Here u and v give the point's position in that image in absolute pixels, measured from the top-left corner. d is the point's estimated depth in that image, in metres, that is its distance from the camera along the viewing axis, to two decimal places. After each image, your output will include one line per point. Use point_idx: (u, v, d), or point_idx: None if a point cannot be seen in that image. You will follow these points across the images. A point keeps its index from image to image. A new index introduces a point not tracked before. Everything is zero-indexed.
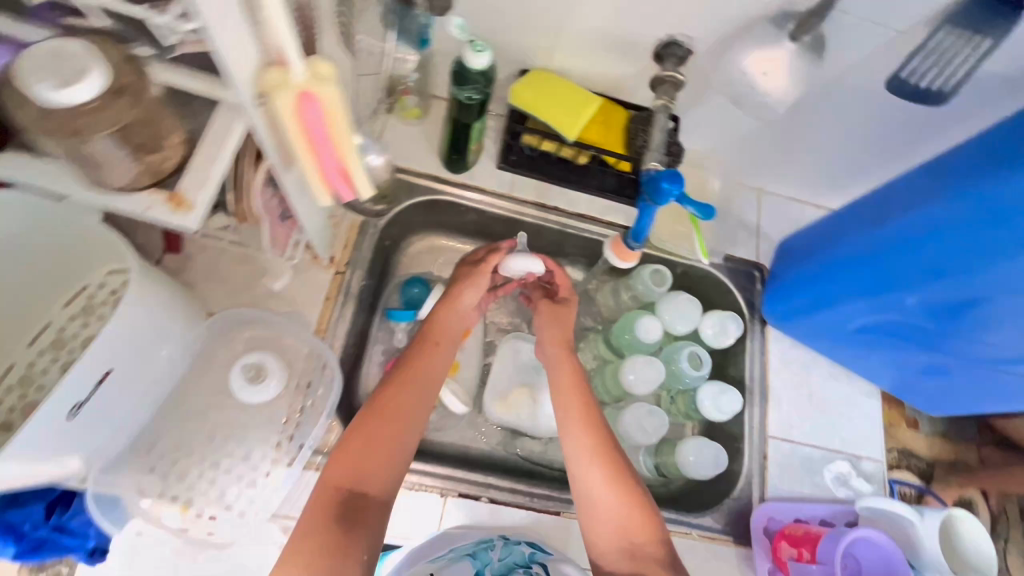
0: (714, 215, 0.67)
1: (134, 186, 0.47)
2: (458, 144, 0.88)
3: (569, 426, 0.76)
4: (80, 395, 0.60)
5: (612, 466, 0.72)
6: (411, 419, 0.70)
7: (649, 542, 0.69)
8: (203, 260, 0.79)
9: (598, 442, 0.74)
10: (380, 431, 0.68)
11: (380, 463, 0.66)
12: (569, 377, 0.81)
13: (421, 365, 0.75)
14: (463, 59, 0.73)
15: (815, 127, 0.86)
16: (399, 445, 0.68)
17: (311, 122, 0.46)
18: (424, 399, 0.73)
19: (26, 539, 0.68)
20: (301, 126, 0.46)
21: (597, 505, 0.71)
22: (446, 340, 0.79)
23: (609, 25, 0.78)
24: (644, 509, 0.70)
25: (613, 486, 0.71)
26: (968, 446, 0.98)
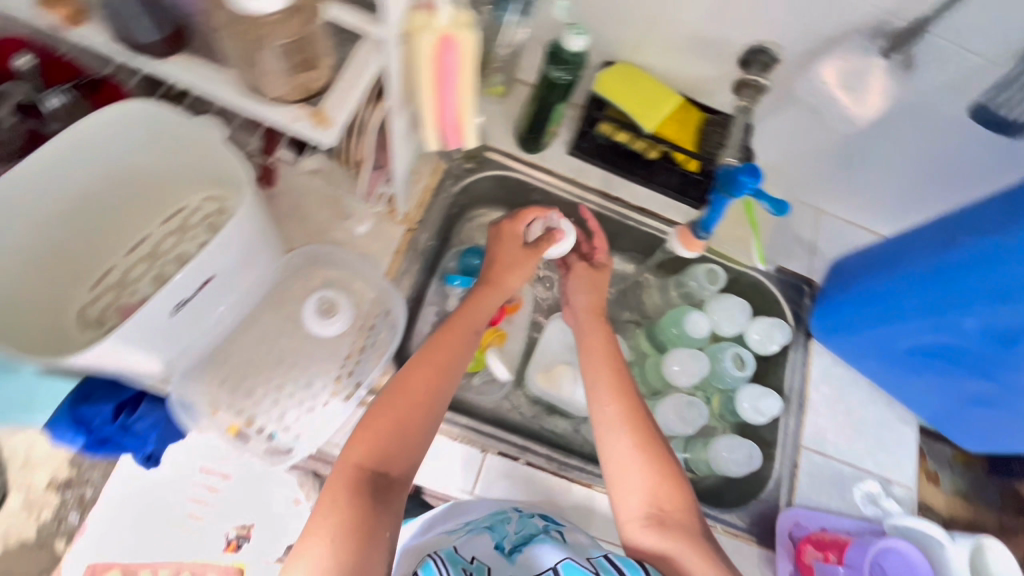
0: (787, 213, 0.70)
1: (285, 99, 0.49)
2: (537, 124, 0.92)
3: (598, 394, 0.79)
4: (187, 293, 0.64)
5: (640, 446, 0.74)
6: (436, 398, 0.71)
7: (678, 509, 0.71)
8: (291, 198, 0.85)
9: (630, 412, 0.76)
10: (405, 415, 0.69)
11: (404, 443, 0.68)
12: (600, 347, 0.84)
13: (449, 348, 0.75)
14: (560, 40, 0.78)
15: (887, 150, 0.88)
16: (422, 428, 0.69)
17: (445, 65, 0.50)
18: (450, 382, 0.73)
19: (95, 435, 0.80)
20: (435, 68, 0.51)
21: (627, 479, 0.73)
22: (474, 325, 0.78)
23: (702, 28, 0.81)
24: (672, 478, 0.72)
25: (642, 454, 0.73)
26: (987, 509, 0.97)
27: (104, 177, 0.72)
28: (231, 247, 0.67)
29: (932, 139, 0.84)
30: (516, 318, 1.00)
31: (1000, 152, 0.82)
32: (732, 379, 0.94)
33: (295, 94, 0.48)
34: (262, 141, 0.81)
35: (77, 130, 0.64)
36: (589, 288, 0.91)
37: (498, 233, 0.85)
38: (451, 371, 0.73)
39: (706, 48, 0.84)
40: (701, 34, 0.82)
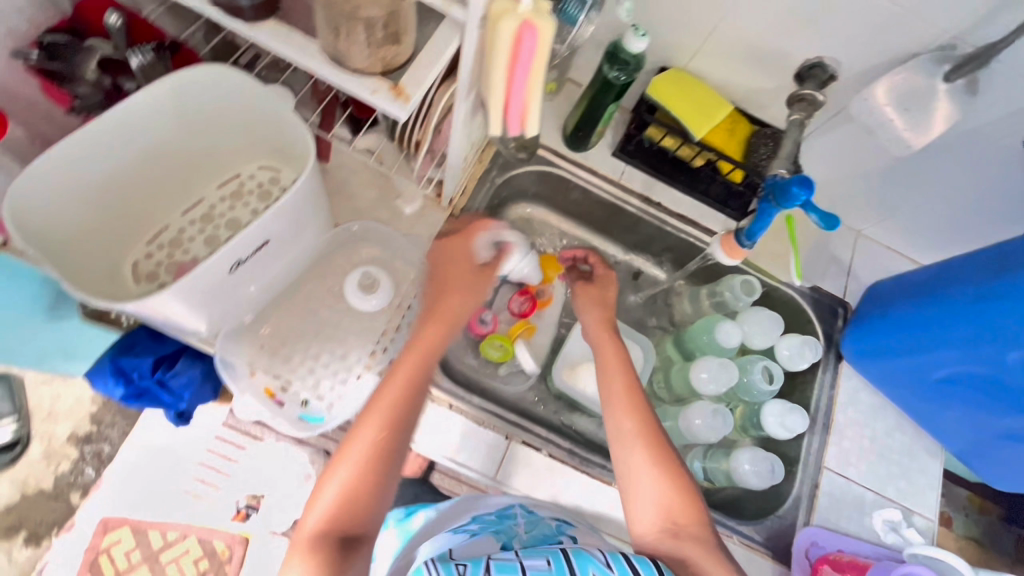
0: (836, 228, 0.70)
1: (366, 71, 0.51)
2: (587, 122, 0.93)
3: (615, 408, 0.75)
4: (243, 254, 0.67)
5: (656, 458, 0.71)
6: (389, 443, 0.64)
7: (693, 523, 0.68)
8: (343, 174, 0.87)
9: (646, 428, 0.73)
10: (358, 468, 0.62)
11: (358, 498, 0.61)
12: (615, 364, 0.80)
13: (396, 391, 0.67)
14: (622, 40, 0.79)
15: (935, 178, 0.88)
16: (378, 480, 0.63)
17: (522, 50, 0.52)
18: (404, 427, 0.65)
19: (133, 385, 0.86)
20: (512, 52, 0.52)
21: (642, 495, 0.70)
22: (429, 363, 0.69)
23: (762, 40, 0.82)
24: (686, 492, 0.70)
25: (657, 469, 0.70)
26: (998, 554, 0.97)
27: (168, 141, 0.73)
28: (287, 214, 0.68)
29: (985, 169, 0.84)
30: (546, 313, 1.02)
31: None
32: (760, 393, 0.93)
33: (376, 66, 0.50)
34: (320, 115, 0.80)
35: (156, 99, 0.66)
36: (595, 304, 0.87)
37: (438, 255, 0.76)
38: (404, 418, 0.65)
39: (764, 61, 0.85)
40: (760, 47, 0.83)
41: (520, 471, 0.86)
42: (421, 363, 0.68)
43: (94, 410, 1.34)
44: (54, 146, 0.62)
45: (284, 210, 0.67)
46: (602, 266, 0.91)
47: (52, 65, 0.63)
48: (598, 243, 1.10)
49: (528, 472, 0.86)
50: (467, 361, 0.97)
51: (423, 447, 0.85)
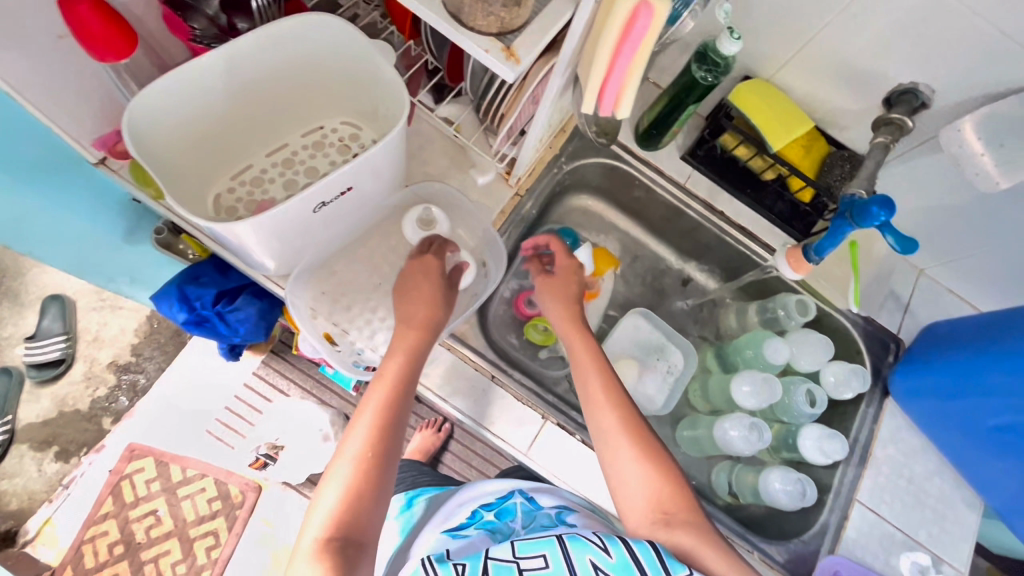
0: (913, 253, 0.68)
1: (483, 30, 0.52)
2: (663, 121, 0.94)
3: (596, 400, 0.75)
4: (328, 196, 0.69)
5: (640, 444, 0.70)
6: (378, 447, 0.63)
7: (684, 510, 0.66)
8: (417, 140, 0.89)
9: (627, 419, 0.73)
10: (351, 473, 0.61)
11: (353, 499, 0.59)
12: (588, 359, 0.79)
13: (372, 401, 0.66)
14: (715, 41, 0.79)
15: (1015, 223, 0.86)
16: (373, 483, 0.61)
17: (635, 28, 0.53)
18: (390, 432, 0.65)
19: (194, 313, 0.89)
20: (624, 30, 0.53)
21: (628, 488, 0.69)
22: (410, 372, 0.70)
23: (854, 60, 0.81)
24: (672, 478, 0.69)
25: (642, 459, 0.69)
26: None
27: (264, 83, 0.76)
28: (371, 165, 0.70)
29: None
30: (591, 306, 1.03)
31: None
32: (800, 415, 0.92)
33: (493, 26, 0.52)
34: (409, 79, 0.83)
35: (261, 40, 0.69)
36: (563, 296, 0.86)
37: (405, 276, 0.76)
38: (387, 432, 0.64)
39: (853, 81, 0.84)
40: (853, 65, 0.82)
41: (550, 452, 0.87)
42: (395, 377, 0.69)
43: (134, 341, 1.40)
44: (165, 76, 0.64)
45: (371, 161, 0.69)
46: (564, 256, 0.88)
47: None
48: (652, 244, 1.11)
49: (557, 456, 0.87)
50: (509, 340, 0.99)
51: (459, 413, 0.86)
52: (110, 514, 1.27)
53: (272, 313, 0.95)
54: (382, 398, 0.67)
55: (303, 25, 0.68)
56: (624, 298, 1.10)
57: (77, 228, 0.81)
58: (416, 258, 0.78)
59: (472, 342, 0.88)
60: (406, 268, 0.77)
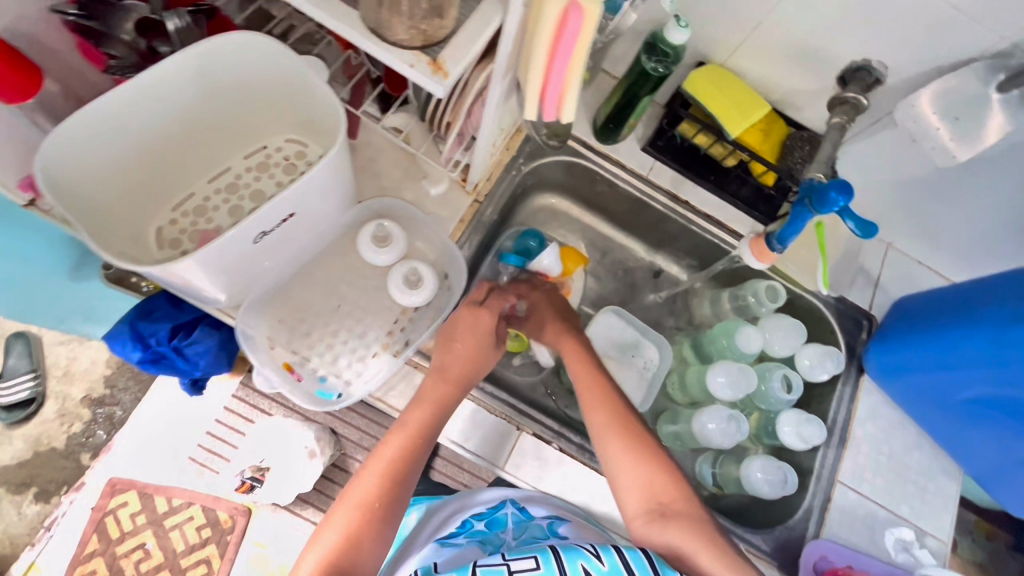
0: (873, 236, 0.67)
1: (406, 44, 0.49)
2: (619, 114, 0.91)
3: (590, 396, 0.76)
4: (268, 225, 0.66)
5: (630, 439, 0.72)
6: (387, 498, 0.66)
7: (677, 500, 0.68)
8: (368, 152, 0.86)
9: (618, 415, 0.74)
10: (357, 520, 0.64)
11: (352, 546, 0.62)
12: (580, 364, 0.80)
13: (392, 449, 0.69)
14: (662, 31, 0.77)
15: (975, 194, 0.85)
16: (374, 533, 0.64)
17: (566, 31, 0.50)
18: (402, 483, 0.68)
19: (150, 351, 0.86)
20: (555, 35, 0.51)
21: (620, 478, 0.71)
22: (434, 422, 0.72)
23: (806, 40, 0.79)
24: (664, 470, 0.70)
25: (633, 452, 0.71)
26: None
27: (196, 109, 0.73)
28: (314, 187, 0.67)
29: None
30: None
31: None
32: (777, 402, 0.91)
33: (416, 40, 0.49)
34: (351, 92, 0.80)
35: (182, 66, 0.65)
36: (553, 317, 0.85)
37: (455, 322, 0.78)
38: (398, 478, 0.67)
39: (806, 60, 0.82)
40: (805, 45, 0.80)
41: (528, 462, 0.85)
42: (416, 424, 0.71)
43: (107, 372, 1.36)
44: (77, 110, 0.60)
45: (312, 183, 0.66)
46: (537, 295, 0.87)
47: (88, 23, 0.62)
48: (621, 238, 1.10)
49: (536, 465, 0.85)
50: None
51: None
52: (96, 552, 1.23)
53: (233, 343, 0.92)
54: (402, 448, 0.69)
55: (221, 47, 0.65)
56: (597, 294, 1.09)
57: (10, 272, 0.76)
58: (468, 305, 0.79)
59: None
60: (460, 311, 0.79)
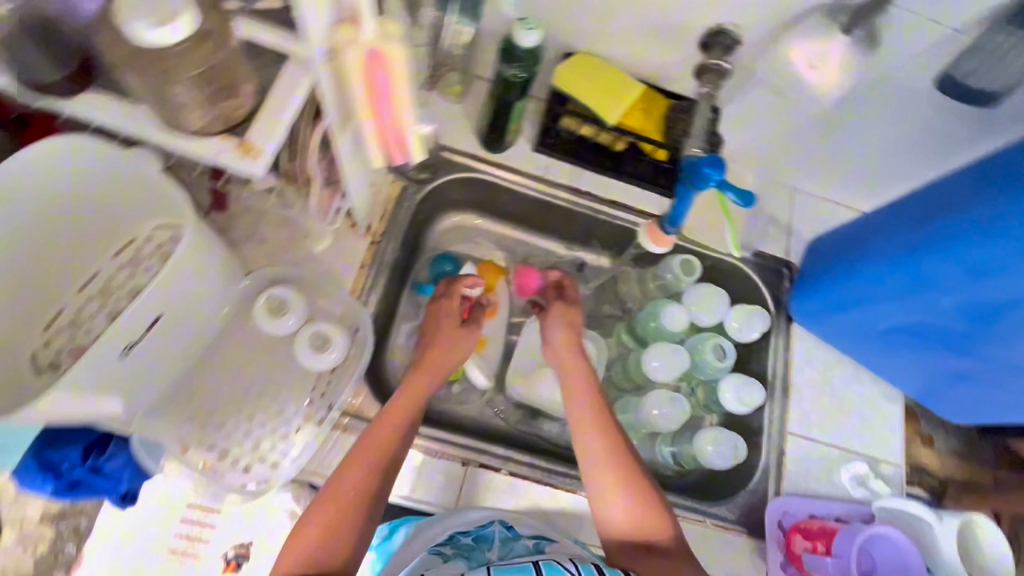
0: (754, 203, 0.67)
1: (206, 131, 0.47)
2: (497, 123, 0.89)
3: (587, 435, 0.79)
4: (132, 335, 0.62)
5: (624, 471, 0.76)
6: (369, 493, 0.67)
7: (662, 535, 0.73)
8: (247, 220, 0.82)
9: (613, 444, 0.77)
10: (340, 516, 0.65)
11: (336, 544, 0.64)
12: (581, 395, 0.83)
13: (373, 445, 0.70)
14: (511, 36, 0.74)
15: (856, 128, 0.86)
16: (354, 528, 0.66)
17: (378, 83, 0.48)
18: (384, 478, 0.69)
19: (63, 479, 0.70)
20: (369, 89, 0.49)
21: (609, 509, 0.75)
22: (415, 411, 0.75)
23: (657, 13, 0.78)
24: (657, 508, 0.75)
25: (625, 483, 0.75)
26: (984, 468, 0.95)
27: (48, 211, 0.68)
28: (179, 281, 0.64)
29: (906, 113, 0.81)
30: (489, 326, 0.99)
31: (974, 124, 0.79)
32: (714, 371, 0.92)
33: (215, 125, 0.46)
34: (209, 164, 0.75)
35: (23, 171, 0.63)
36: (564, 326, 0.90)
37: (428, 322, 0.86)
38: (381, 466, 0.69)
39: (664, 33, 0.81)
40: (657, 19, 0.79)
41: (482, 494, 0.84)
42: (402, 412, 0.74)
43: None
44: None
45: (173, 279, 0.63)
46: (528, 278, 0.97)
47: None
48: (538, 239, 1.07)
49: (488, 494, 0.84)
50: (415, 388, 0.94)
51: None
52: None
53: None
54: (384, 441, 0.71)
55: (56, 152, 0.64)
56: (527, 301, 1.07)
57: None
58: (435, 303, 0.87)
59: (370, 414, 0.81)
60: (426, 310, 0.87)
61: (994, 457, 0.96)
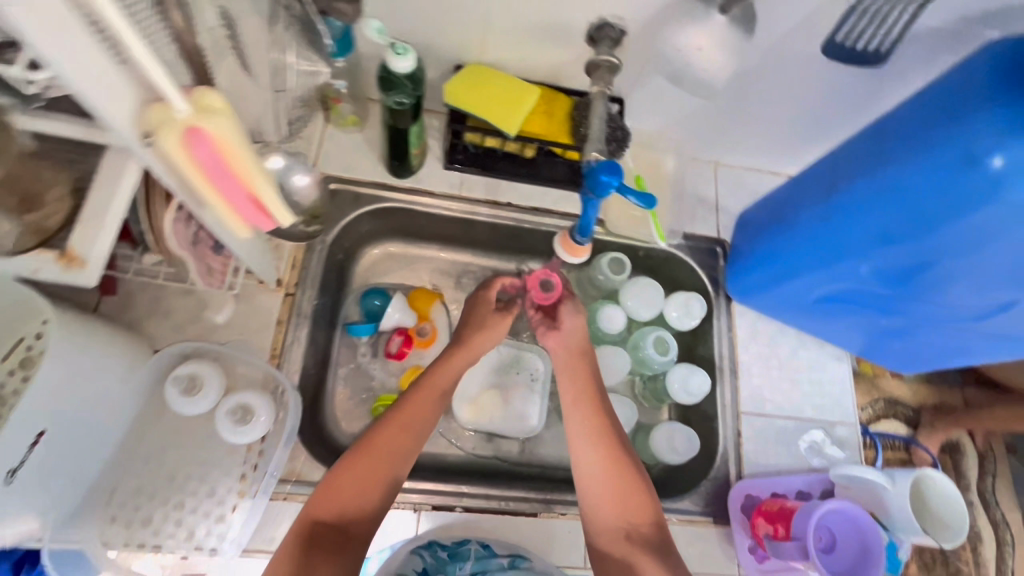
0: (656, 204, 0.69)
1: (19, 246, 0.43)
2: (397, 151, 0.86)
3: (578, 414, 0.78)
4: (13, 460, 0.55)
5: (611, 457, 0.74)
6: (403, 458, 0.71)
7: (644, 524, 0.72)
8: (144, 296, 0.78)
9: (601, 430, 0.76)
10: (374, 474, 0.69)
11: (367, 497, 0.68)
12: (579, 371, 0.82)
13: (415, 413, 0.74)
14: (386, 64, 0.70)
15: (761, 100, 0.84)
16: (384, 484, 0.69)
17: (203, 161, 0.43)
18: (419, 442, 0.73)
19: None
20: (201, 172, 0.43)
21: (592, 487, 0.73)
22: (447, 384, 0.79)
23: (535, 13, 0.74)
24: (643, 494, 0.73)
25: (614, 466, 0.73)
26: (951, 389, 1.04)
27: None
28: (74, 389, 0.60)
29: (805, 80, 0.80)
30: (429, 355, 0.94)
31: (873, 81, 0.78)
32: (657, 366, 0.91)
33: (28, 239, 0.43)
34: None
35: None
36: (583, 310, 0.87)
37: (471, 307, 0.87)
38: (413, 428, 0.73)
39: (548, 33, 0.78)
40: (537, 21, 0.75)
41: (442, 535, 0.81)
42: (438, 381, 0.78)
43: None
44: None
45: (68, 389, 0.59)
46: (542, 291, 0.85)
47: None
48: (470, 256, 1.01)
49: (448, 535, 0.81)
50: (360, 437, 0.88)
51: None
52: None
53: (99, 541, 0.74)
54: (425, 408, 0.75)
55: None
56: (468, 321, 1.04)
57: None
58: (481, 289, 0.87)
59: (313, 476, 0.77)
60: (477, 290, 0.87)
61: (961, 378, 1.03)
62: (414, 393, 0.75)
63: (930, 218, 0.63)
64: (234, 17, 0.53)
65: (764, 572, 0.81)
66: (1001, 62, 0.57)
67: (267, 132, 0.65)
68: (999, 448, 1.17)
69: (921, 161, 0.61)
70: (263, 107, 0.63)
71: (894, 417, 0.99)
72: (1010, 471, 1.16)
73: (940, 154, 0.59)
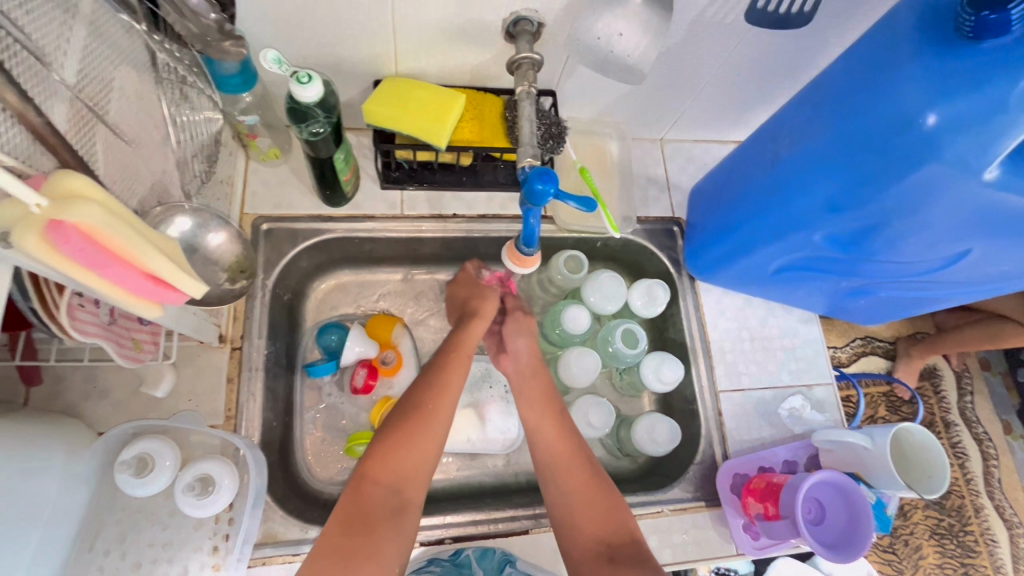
0: (596, 206, 0.69)
1: None
2: (327, 181, 0.81)
3: (544, 431, 0.77)
4: None
5: (584, 471, 0.73)
6: (445, 426, 0.73)
7: (625, 543, 0.68)
8: (77, 379, 0.73)
9: (573, 448, 0.76)
10: (426, 440, 0.70)
11: (424, 458, 0.70)
12: (542, 389, 0.81)
13: (454, 377, 0.77)
14: (291, 94, 0.65)
15: (696, 72, 0.82)
16: (436, 447, 0.71)
17: (78, 256, 0.38)
18: (456, 404, 0.76)
19: None
20: (85, 265, 0.38)
21: (566, 507, 0.72)
22: (467, 354, 0.80)
23: (447, 17, 0.69)
24: (615, 508, 0.71)
25: (588, 482, 0.73)
26: (923, 318, 1.14)
27: None
28: (14, 501, 0.55)
29: (734, 49, 0.77)
30: (398, 381, 0.90)
31: (807, 41, 0.76)
32: (630, 358, 0.90)
33: None
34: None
35: None
36: None
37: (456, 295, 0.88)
38: (448, 389, 0.75)
39: (463, 35, 0.73)
40: (448, 25, 0.71)
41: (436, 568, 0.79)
42: (459, 350, 0.80)
43: None
44: None
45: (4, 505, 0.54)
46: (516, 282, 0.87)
47: None
48: (426, 273, 0.98)
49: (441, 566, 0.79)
50: (337, 480, 0.85)
51: None
52: None
53: None
54: (459, 373, 0.78)
55: None
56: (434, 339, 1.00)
57: None
58: (464, 268, 0.90)
59: (292, 533, 0.75)
60: (461, 271, 0.90)
61: None
62: (447, 361, 0.79)
63: (872, 180, 0.61)
64: (98, 80, 0.48)
65: (760, 549, 0.81)
66: (931, 17, 0.54)
67: (170, 189, 0.60)
68: (973, 367, 1.20)
69: (860, 111, 0.59)
70: (159, 165, 0.58)
71: (873, 352, 1.09)
72: (987, 389, 1.19)
73: (879, 104, 0.57)
